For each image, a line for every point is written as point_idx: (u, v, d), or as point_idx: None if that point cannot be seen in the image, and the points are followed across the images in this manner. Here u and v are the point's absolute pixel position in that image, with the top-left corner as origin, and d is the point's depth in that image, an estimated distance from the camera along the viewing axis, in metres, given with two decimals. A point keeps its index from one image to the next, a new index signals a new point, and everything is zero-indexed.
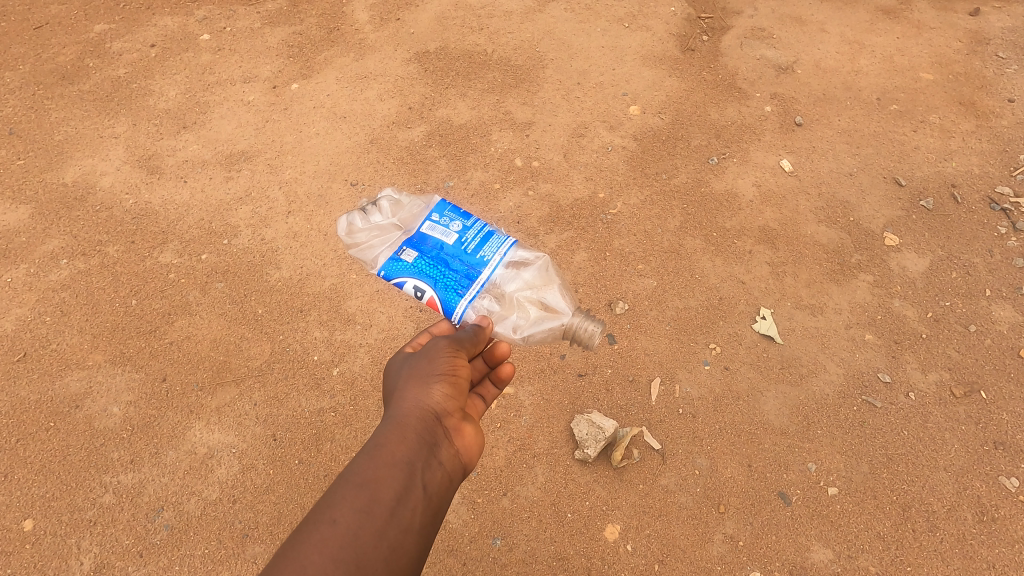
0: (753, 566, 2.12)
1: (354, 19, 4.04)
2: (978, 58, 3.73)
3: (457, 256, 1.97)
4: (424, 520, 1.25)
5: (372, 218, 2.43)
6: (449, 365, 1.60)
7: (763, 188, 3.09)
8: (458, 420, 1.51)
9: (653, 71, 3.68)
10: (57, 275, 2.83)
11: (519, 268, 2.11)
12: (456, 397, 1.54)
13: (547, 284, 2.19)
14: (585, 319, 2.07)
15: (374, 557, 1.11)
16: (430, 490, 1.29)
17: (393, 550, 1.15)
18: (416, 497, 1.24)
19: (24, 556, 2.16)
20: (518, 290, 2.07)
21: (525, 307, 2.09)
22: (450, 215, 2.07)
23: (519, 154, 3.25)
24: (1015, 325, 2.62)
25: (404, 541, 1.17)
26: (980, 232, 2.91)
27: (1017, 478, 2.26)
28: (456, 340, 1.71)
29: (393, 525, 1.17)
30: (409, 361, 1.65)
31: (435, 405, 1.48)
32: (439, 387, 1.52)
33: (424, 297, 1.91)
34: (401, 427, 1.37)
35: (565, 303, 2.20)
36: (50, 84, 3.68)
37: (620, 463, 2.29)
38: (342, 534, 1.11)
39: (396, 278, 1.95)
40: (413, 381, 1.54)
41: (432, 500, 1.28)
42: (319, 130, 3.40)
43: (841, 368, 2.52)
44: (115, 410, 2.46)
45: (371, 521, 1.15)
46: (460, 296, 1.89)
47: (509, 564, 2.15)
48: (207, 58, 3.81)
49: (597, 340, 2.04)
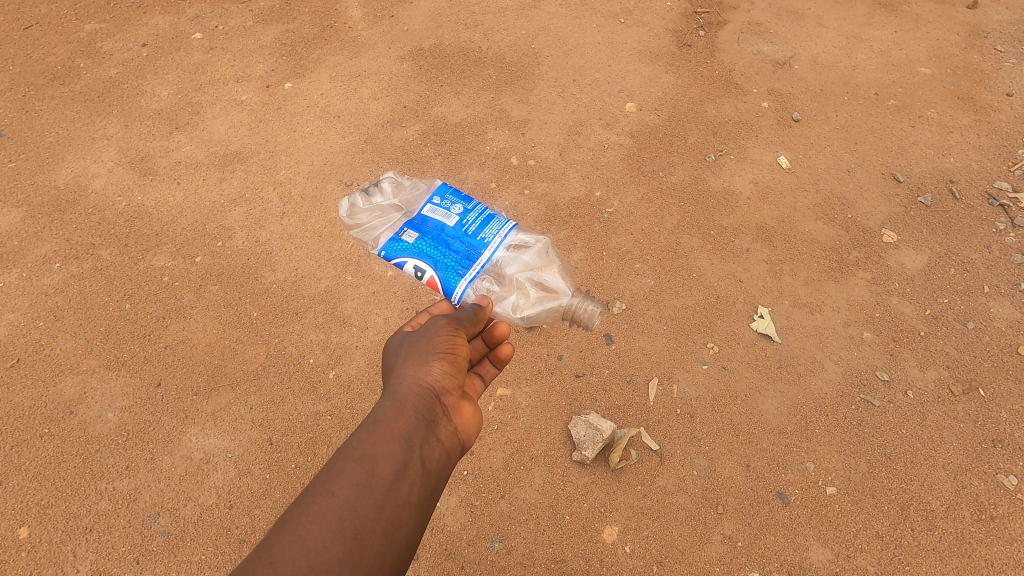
0: (752, 567, 2.11)
1: (347, 17, 4.00)
2: (976, 51, 3.71)
3: (457, 237, 2.02)
4: (423, 495, 1.26)
5: (374, 199, 2.50)
6: (448, 343, 1.59)
7: (760, 185, 3.08)
8: (457, 398, 1.51)
9: (649, 67, 3.65)
10: (50, 279, 2.81)
11: (519, 251, 2.25)
12: (455, 374, 1.54)
13: (546, 267, 2.32)
14: (584, 299, 2.18)
15: (372, 529, 1.13)
16: (428, 467, 1.29)
17: (390, 523, 1.16)
18: (414, 472, 1.25)
19: (20, 564, 2.15)
20: (518, 271, 2.20)
21: (524, 287, 2.21)
22: (451, 199, 2.12)
23: (515, 153, 3.23)
24: (1013, 321, 2.61)
25: (401, 515, 1.18)
26: (978, 228, 2.90)
27: (1016, 476, 2.25)
28: (456, 319, 1.70)
29: (391, 499, 1.18)
30: (409, 339, 1.64)
31: (434, 381, 1.47)
32: (438, 364, 1.52)
33: (424, 276, 1.98)
34: (400, 403, 1.37)
35: (563, 286, 2.33)
36: (40, 85, 3.65)
37: (618, 464, 2.29)
38: (340, 507, 1.11)
39: (397, 259, 2.02)
40: (412, 358, 1.53)
41: (430, 476, 1.28)
42: (313, 129, 3.37)
43: (839, 367, 2.51)
44: (110, 416, 2.44)
45: (369, 494, 1.16)
46: (460, 276, 1.93)
47: (508, 567, 2.14)
48: (199, 58, 3.77)
49: (594, 321, 2.17)
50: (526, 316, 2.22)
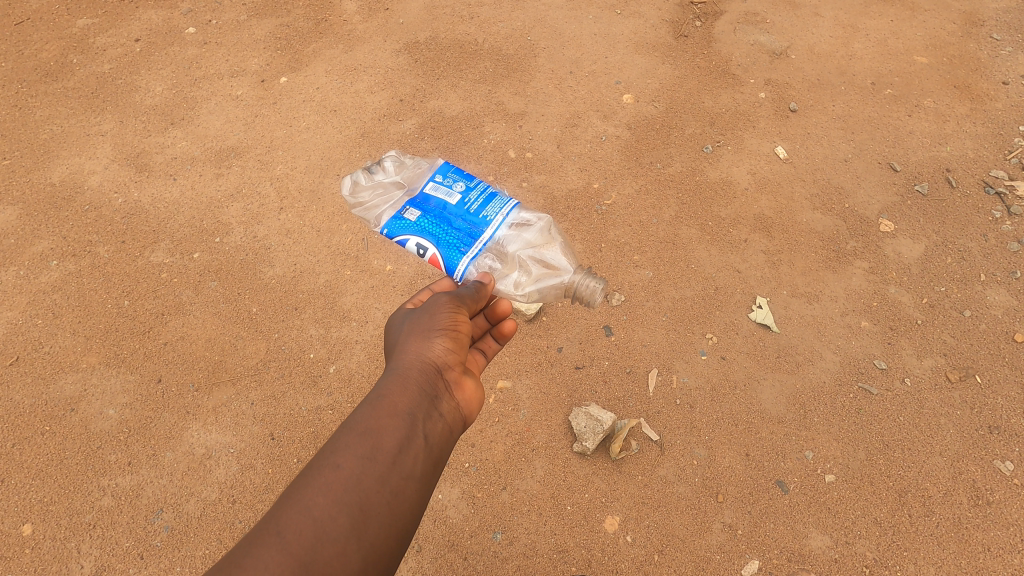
0: (753, 555, 2.13)
1: (342, 10, 3.97)
2: (972, 40, 3.71)
3: (459, 216, 2.02)
4: (426, 469, 1.26)
5: (377, 176, 2.50)
6: (450, 320, 1.59)
7: (758, 175, 3.09)
8: (459, 373, 1.51)
9: (645, 58, 3.64)
10: (47, 277, 2.80)
11: (521, 229, 2.23)
12: (457, 351, 1.54)
13: (547, 244, 2.31)
14: (585, 277, 2.20)
15: (377, 501, 1.14)
16: (431, 441, 1.30)
17: (395, 495, 1.17)
18: (416, 447, 1.25)
19: (25, 561, 2.15)
20: (519, 249, 2.18)
21: (526, 264, 2.20)
22: (454, 177, 2.11)
23: (512, 146, 3.22)
24: (1009, 309, 2.63)
25: (405, 487, 1.19)
26: (974, 217, 2.91)
27: (1012, 462, 2.27)
28: (458, 296, 1.70)
29: (394, 472, 1.18)
30: (410, 316, 1.64)
31: (436, 358, 1.48)
32: (440, 340, 1.52)
33: (426, 255, 1.97)
34: (404, 378, 1.37)
35: (564, 262, 2.32)
36: (33, 82, 3.62)
37: (618, 455, 2.30)
38: (345, 479, 1.12)
39: (399, 237, 2.02)
40: (413, 335, 1.53)
41: (432, 449, 1.29)
42: (309, 124, 3.35)
43: (838, 356, 2.53)
44: (111, 412, 2.44)
45: (373, 466, 1.16)
46: (462, 255, 1.93)
47: (510, 559, 2.15)
48: (194, 52, 3.75)
49: (596, 297, 2.18)
50: (528, 293, 2.24)
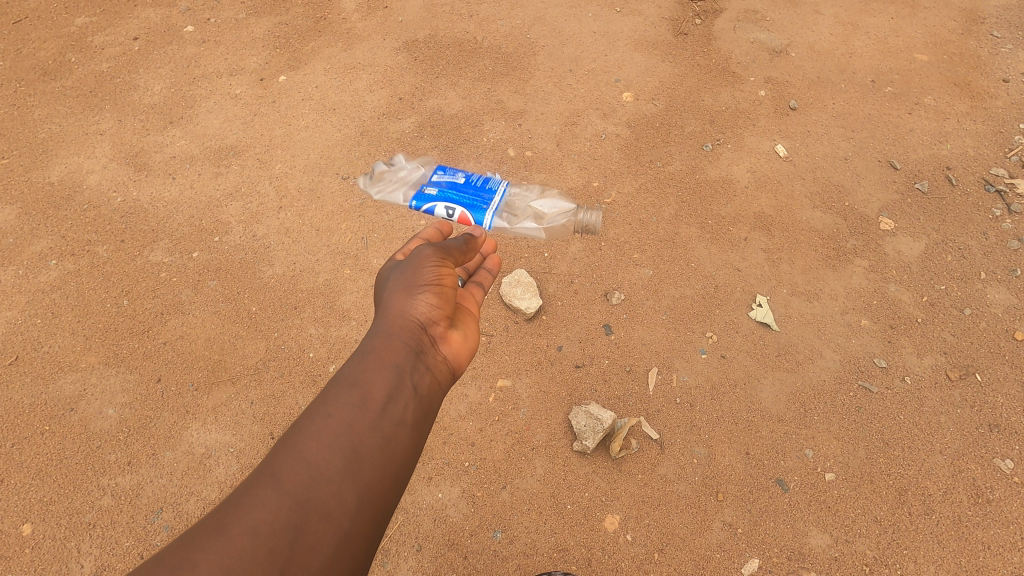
0: (753, 553, 2.13)
1: (341, 8, 3.96)
2: (973, 37, 3.70)
3: None
4: (416, 417, 1.28)
5: None
6: (436, 273, 1.55)
7: (757, 174, 3.08)
8: (446, 327, 1.49)
9: (645, 56, 3.64)
10: (46, 276, 2.80)
11: None
12: (444, 305, 1.51)
13: None
14: None
15: (370, 445, 1.15)
16: (419, 394, 1.31)
17: (387, 440, 1.18)
18: (404, 399, 1.26)
19: (24, 560, 2.15)
20: None
21: None
22: None
23: (512, 144, 3.22)
24: (1009, 307, 2.62)
25: (397, 435, 1.21)
26: (974, 215, 2.91)
27: (1012, 460, 2.27)
28: (444, 249, 1.65)
29: (385, 420, 1.20)
30: (397, 269, 1.61)
31: (421, 313, 1.46)
32: (425, 295, 1.49)
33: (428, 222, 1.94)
34: (388, 337, 1.37)
35: None
36: (31, 80, 3.61)
37: (618, 454, 2.30)
38: (336, 427, 1.14)
39: None
40: (398, 290, 1.51)
41: (421, 401, 1.30)
42: (308, 123, 3.35)
43: (838, 354, 2.53)
44: (110, 412, 2.44)
45: (362, 417, 1.18)
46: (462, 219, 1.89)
47: (510, 557, 2.14)
48: (192, 51, 3.74)
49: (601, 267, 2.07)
50: None
